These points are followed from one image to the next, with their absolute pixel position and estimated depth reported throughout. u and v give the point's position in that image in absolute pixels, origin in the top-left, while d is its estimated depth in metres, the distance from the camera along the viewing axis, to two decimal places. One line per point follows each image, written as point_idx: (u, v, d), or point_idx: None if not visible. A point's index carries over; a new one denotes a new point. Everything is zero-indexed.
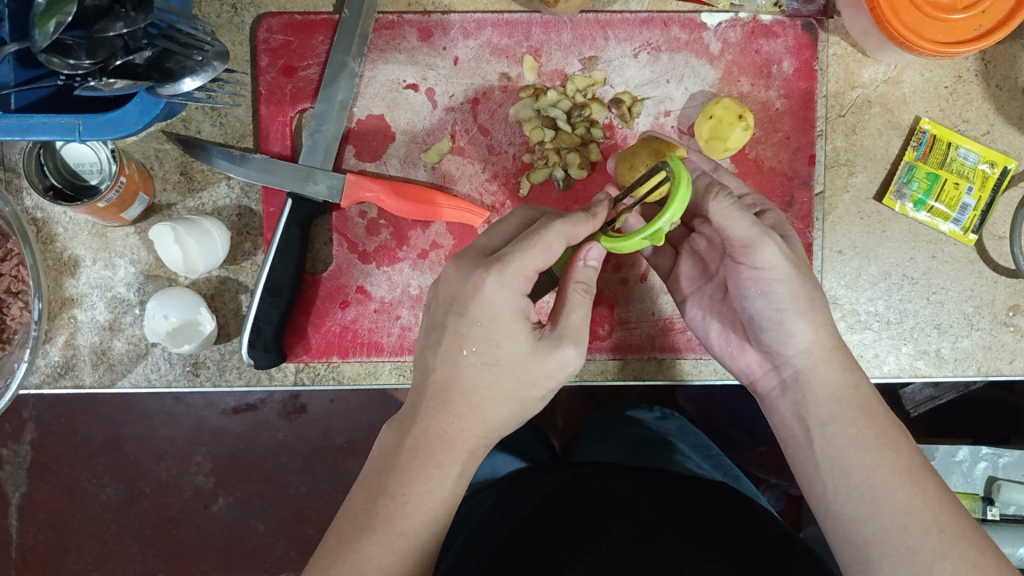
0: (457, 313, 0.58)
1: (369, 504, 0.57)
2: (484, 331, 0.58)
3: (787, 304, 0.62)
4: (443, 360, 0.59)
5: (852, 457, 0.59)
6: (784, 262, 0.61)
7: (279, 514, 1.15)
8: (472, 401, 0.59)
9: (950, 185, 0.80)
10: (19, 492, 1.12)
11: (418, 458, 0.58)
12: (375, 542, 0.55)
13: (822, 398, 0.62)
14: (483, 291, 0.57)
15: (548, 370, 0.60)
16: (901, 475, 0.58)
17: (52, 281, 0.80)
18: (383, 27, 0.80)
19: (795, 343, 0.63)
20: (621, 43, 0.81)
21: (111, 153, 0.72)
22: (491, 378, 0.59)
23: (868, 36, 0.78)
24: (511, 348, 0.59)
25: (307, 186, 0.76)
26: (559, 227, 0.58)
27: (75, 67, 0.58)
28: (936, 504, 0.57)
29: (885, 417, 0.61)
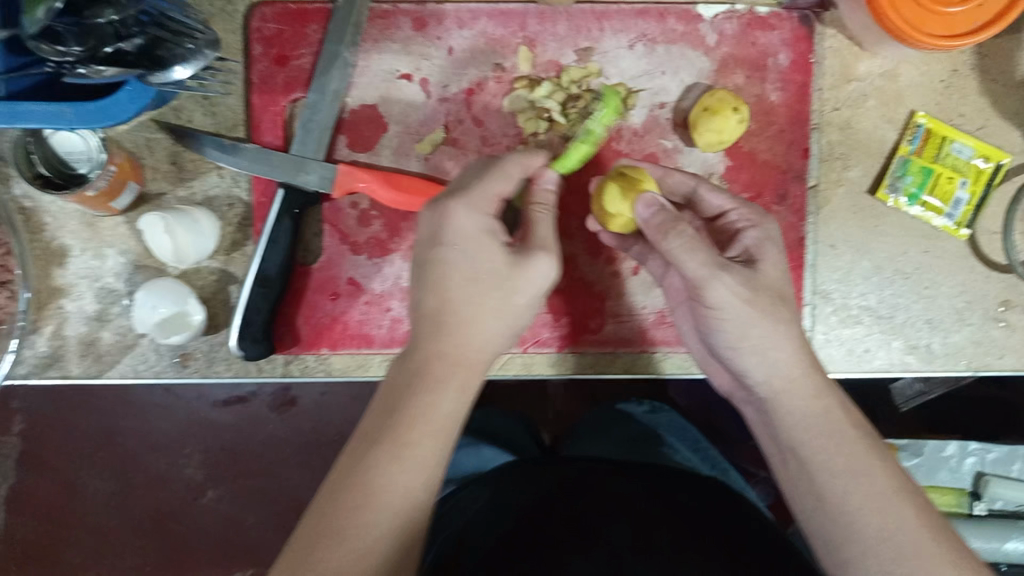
0: (434, 242, 0.62)
1: (373, 428, 0.55)
2: (463, 254, 0.61)
3: (740, 339, 0.63)
4: (430, 291, 0.61)
5: (826, 482, 0.59)
6: (738, 303, 0.62)
7: (270, 505, 1.14)
8: (464, 317, 0.60)
9: (944, 180, 0.80)
10: (7, 482, 1.11)
11: (418, 380, 0.57)
12: (384, 457, 0.53)
13: (790, 424, 0.62)
14: (449, 216, 0.61)
15: (531, 278, 0.61)
16: (878, 498, 0.58)
17: (40, 271, 0.79)
18: (377, 17, 0.80)
19: (754, 374, 0.64)
20: (617, 34, 0.80)
21: (101, 141, 0.71)
22: (477, 295, 0.60)
23: (864, 30, 0.78)
24: (490, 261, 0.61)
25: (299, 176, 0.75)
26: (516, 158, 0.65)
27: (65, 54, 0.57)
28: (916, 526, 0.56)
29: (859, 437, 0.61)
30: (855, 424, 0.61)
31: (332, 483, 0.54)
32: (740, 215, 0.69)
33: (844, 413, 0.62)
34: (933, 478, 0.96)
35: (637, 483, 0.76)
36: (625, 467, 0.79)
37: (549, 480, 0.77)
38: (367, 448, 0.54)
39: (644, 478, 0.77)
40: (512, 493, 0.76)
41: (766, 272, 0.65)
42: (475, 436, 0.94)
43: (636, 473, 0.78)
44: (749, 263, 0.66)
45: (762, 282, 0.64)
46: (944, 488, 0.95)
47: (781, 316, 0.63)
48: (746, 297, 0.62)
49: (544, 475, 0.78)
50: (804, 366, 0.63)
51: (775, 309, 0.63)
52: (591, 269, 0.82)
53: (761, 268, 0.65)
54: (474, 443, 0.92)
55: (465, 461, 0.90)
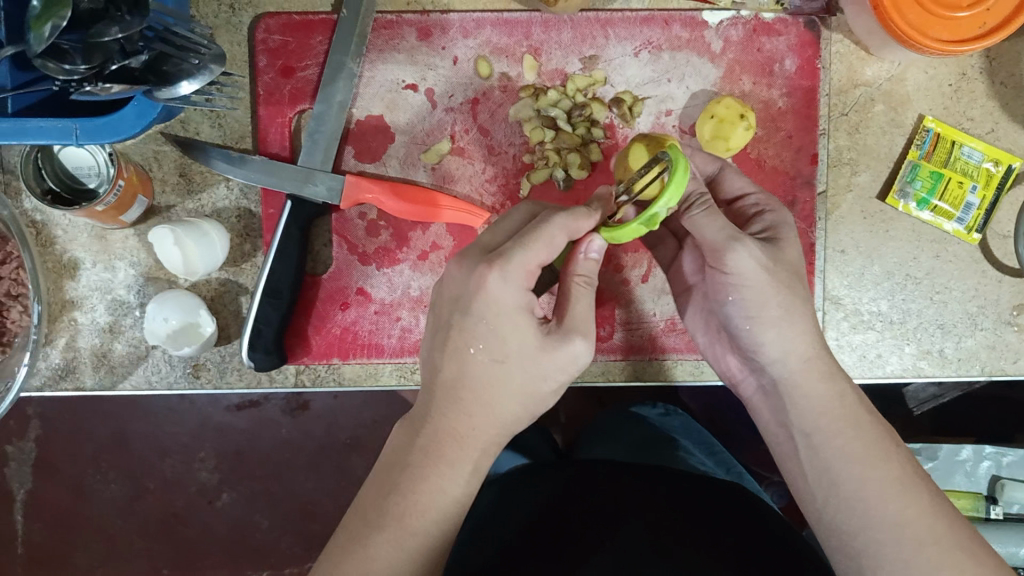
0: (463, 309, 0.58)
1: (376, 502, 0.57)
2: (491, 328, 0.58)
3: (759, 312, 0.62)
4: (451, 359, 0.59)
5: (841, 469, 0.59)
6: (758, 269, 0.60)
7: (284, 510, 1.15)
8: (483, 398, 0.58)
9: (954, 184, 0.79)
10: (24, 488, 1.12)
11: (428, 456, 0.57)
12: (384, 540, 0.55)
13: (803, 409, 0.62)
14: (485, 287, 0.57)
15: (558, 364, 0.60)
16: (891, 487, 0.57)
17: (52, 284, 0.80)
18: (381, 27, 0.80)
19: (768, 353, 0.62)
20: (622, 41, 0.80)
21: (110, 155, 0.72)
22: (501, 375, 0.58)
23: (871, 35, 0.77)
24: (519, 343, 0.58)
25: (307, 187, 0.75)
26: (561, 220, 0.58)
27: (71, 72, 0.58)
28: (930, 514, 0.56)
29: (874, 426, 0.60)
30: (870, 412, 0.61)
31: (336, 550, 0.56)
32: (759, 200, 0.67)
33: (858, 402, 0.62)
34: (948, 482, 0.95)
35: (647, 485, 0.75)
36: (634, 469, 0.78)
37: (558, 488, 0.77)
38: (368, 524, 0.56)
39: (653, 479, 0.76)
40: (522, 505, 0.76)
41: (787, 251, 0.63)
42: None
43: (644, 474, 0.77)
44: (770, 238, 0.64)
45: (784, 258, 0.62)
46: (958, 492, 0.94)
47: (799, 293, 0.62)
48: (767, 266, 0.61)
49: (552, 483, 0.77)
50: (819, 351, 0.62)
51: (794, 286, 0.61)
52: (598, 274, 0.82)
53: (782, 247, 0.63)
54: None
55: None
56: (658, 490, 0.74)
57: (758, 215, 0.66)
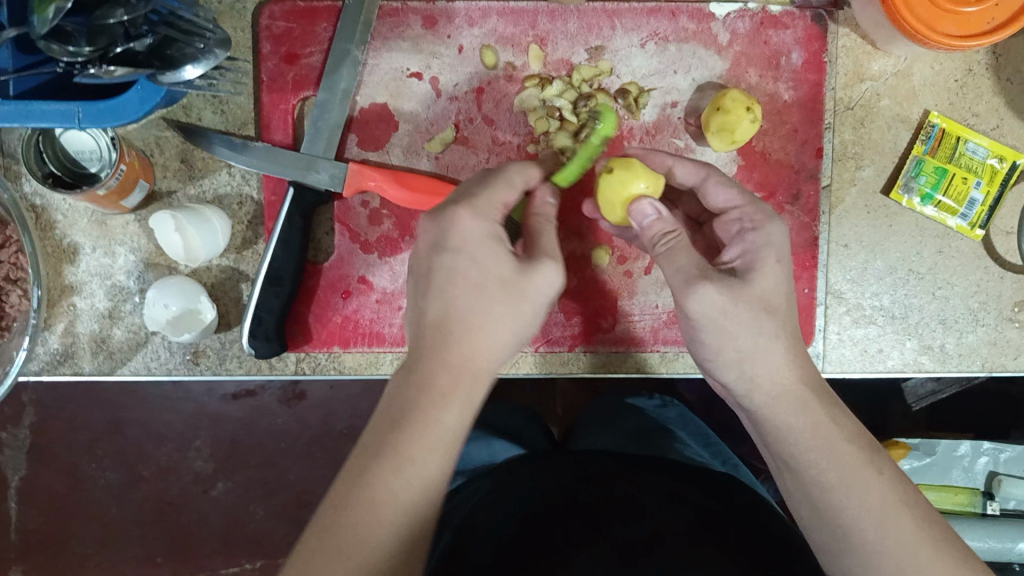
0: (437, 250, 0.60)
1: (378, 439, 0.54)
2: (468, 258, 0.59)
3: (722, 348, 0.62)
4: (434, 301, 0.59)
5: (819, 493, 0.58)
6: (716, 310, 0.60)
7: (279, 499, 1.15)
8: (469, 325, 0.58)
9: (958, 180, 0.79)
10: (18, 475, 1.11)
11: (425, 393, 0.56)
12: (383, 469, 0.52)
13: (780, 437, 0.61)
14: (459, 223, 0.60)
15: (533, 288, 0.61)
16: (872, 511, 0.56)
17: (52, 269, 0.79)
18: (387, 14, 0.79)
19: (737, 385, 0.63)
20: (629, 32, 0.79)
21: (111, 140, 0.71)
22: (481, 301, 0.59)
23: (878, 28, 0.77)
24: (499, 269, 0.60)
25: (309, 175, 0.75)
26: (518, 167, 0.67)
27: (75, 54, 0.57)
28: (913, 542, 0.55)
29: (855, 448, 0.59)
30: (850, 439, 0.59)
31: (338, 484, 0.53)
32: (743, 214, 0.65)
33: (837, 429, 0.60)
34: (946, 477, 0.95)
35: (647, 482, 0.75)
36: (631, 468, 0.77)
37: (550, 484, 0.76)
38: (365, 462, 0.53)
39: (656, 480, 0.75)
40: (514, 498, 0.74)
41: (760, 281, 0.61)
42: (484, 428, 0.94)
43: (644, 474, 0.76)
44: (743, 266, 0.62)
45: (755, 294, 0.60)
46: (954, 488, 0.94)
47: (767, 328, 0.60)
48: (732, 304, 0.60)
49: (542, 480, 0.76)
50: (797, 387, 0.61)
51: (758, 318, 0.60)
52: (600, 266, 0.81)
53: (753, 278, 0.61)
54: (485, 436, 0.92)
55: (478, 453, 0.90)
56: (658, 489, 0.74)
57: (739, 234, 0.64)
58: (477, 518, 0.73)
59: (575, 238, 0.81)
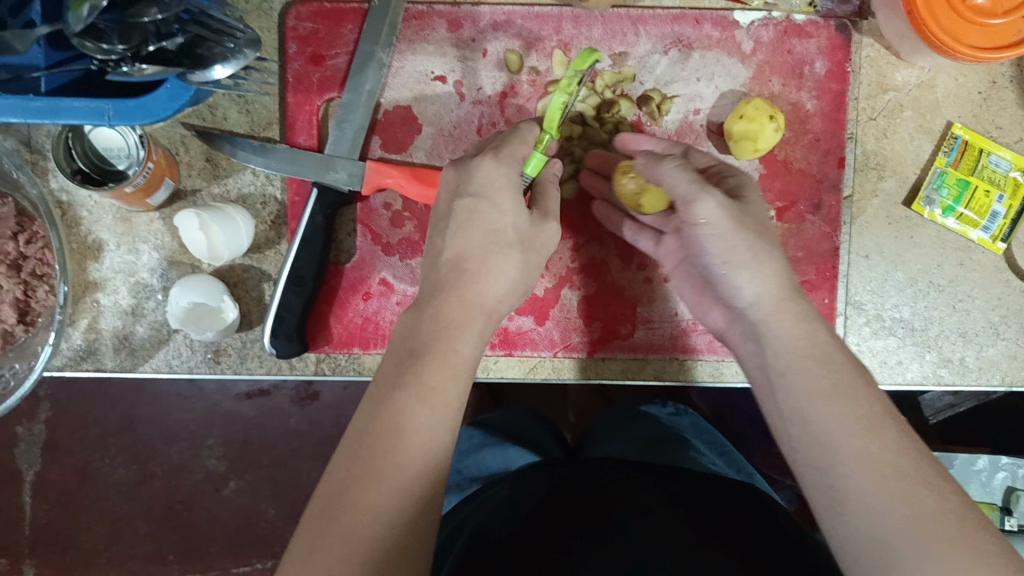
0: (460, 194, 0.65)
1: (395, 372, 0.56)
2: (491, 206, 0.64)
3: (732, 256, 0.62)
4: (451, 241, 0.63)
5: (808, 404, 0.53)
6: (722, 215, 0.63)
7: (290, 499, 1.16)
8: (484, 262, 0.63)
9: (980, 192, 0.79)
10: (32, 469, 1.12)
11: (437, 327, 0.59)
12: (407, 399, 0.53)
13: (775, 344, 0.58)
14: (484, 168, 0.64)
15: (542, 242, 0.67)
16: (856, 420, 0.50)
17: (76, 265, 0.80)
18: (412, 18, 0.80)
19: (745, 295, 0.62)
20: (653, 39, 0.80)
21: (139, 137, 0.72)
22: (492, 245, 0.63)
23: (903, 38, 0.77)
24: (512, 221, 0.64)
25: (328, 174, 0.75)
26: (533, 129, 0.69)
27: (109, 51, 0.58)
28: (895, 449, 0.49)
29: (847, 365, 0.54)
30: (842, 349, 0.56)
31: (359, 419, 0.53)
32: (720, 168, 0.70)
33: (832, 340, 0.56)
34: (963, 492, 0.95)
35: (658, 488, 0.75)
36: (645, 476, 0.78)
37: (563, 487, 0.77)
38: (385, 397, 0.53)
39: (668, 487, 0.76)
40: (527, 501, 0.75)
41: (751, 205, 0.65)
42: (499, 434, 0.94)
43: (656, 481, 0.77)
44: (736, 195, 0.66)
45: (749, 211, 0.64)
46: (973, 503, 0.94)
47: (767, 240, 0.63)
48: (730, 214, 0.63)
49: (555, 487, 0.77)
50: (792, 291, 0.61)
51: (759, 232, 0.63)
52: (620, 273, 0.82)
53: (748, 202, 0.65)
54: (499, 443, 0.92)
55: (491, 462, 0.90)
56: (669, 494, 0.74)
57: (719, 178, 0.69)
58: (495, 521, 0.74)
59: (595, 244, 0.82)
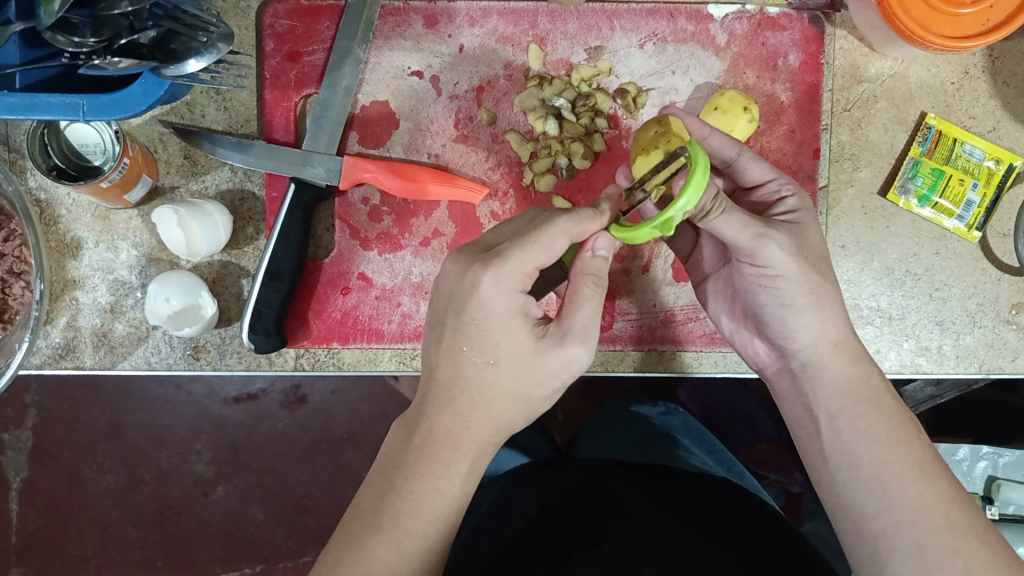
0: (458, 310, 0.57)
1: (374, 505, 0.58)
2: (483, 331, 0.57)
3: (793, 300, 0.63)
4: (445, 361, 0.59)
5: (863, 450, 0.61)
6: (789, 258, 0.61)
7: (279, 503, 1.15)
8: (477, 398, 0.58)
9: (955, 182, 0.79)
10: (19, 476, 1.12)
11: (424, 456, 0.58)
12: (381, 543, 0.56)
13: (831, 392, 0.63)
14: (479, 289, 0.56)
15: (551, 369, 0.58)
16: (912, 469, 0.59)
17: (54, 263, 0.80)
18: (388, 14, 0.80)
19: (799, 339, 0.64)
20: (628, 33, 0.80)
21: (116, 133, 0.71)
22: (497, 380, 0.58)
23: (875, 30, 0.78)
24: (517, 356, 0.58)
25: (305, 169, 0.76)
26: (564, 224, 0.56)
27: (80, 45, 0.59)
28: (947, 501, 0.58)
29: (897, 408, 0.62)
30: (893, 395, 0.63)
31: (338, 542, 0.58)
32: (780, 184, 0.67)
33: (886, 387, 0.63)
34: None
35: (653, 489, 0.75)
36: (642, 480, 0.76)
37: (555, 489, 0.76)
38: (364, 540, 0.57)
39: (666, 491, 0.75)
40: (520, 507, 0.75)
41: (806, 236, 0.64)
42: None
43: (655, 483, 0.76)
44: (793, 220, 0.65)
45: (808, 243, 0.63)
46: None
47: (827, 275, 0.63)
48: (797, 254, 0.61)
49: (548, 487, 0.76)
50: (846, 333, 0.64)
51: (820, 266, 0.63)
52: None
53: (805, 232, 0.64)
54: None
55: None
56: (665, 499, 0.73)
57: (778, 201, 0.67)
58: (485, 522, 0.75)
59: None
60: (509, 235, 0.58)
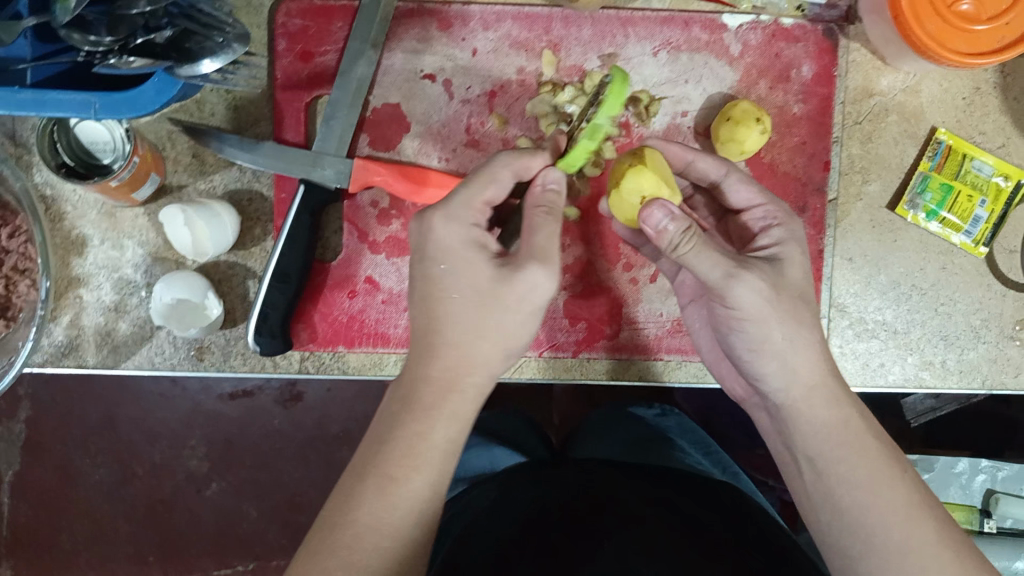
0: (421, 256, 0.61)
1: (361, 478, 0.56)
2: (450, 270, 0.60)
3: (762, 344, 0.63)
4: (421, 312, 0.60)
5: (844, 493, 0.60)
6: (761, 302, 0.61)
7: (271, 500, 1.14)
8: (453, 339, 0.59)
9: (963, 198, 0.80)
10: (11, 469, 1.11)
11: (407, 407, 0.57)
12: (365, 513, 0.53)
13: (808, 433, 0.62)
14: (431, 229, 0.61)
15: (517, 297, 0.59)
16: (897, 512, 0.58)
17: (59, 260, 0.79)
18: (402, 16, 0.80)
19: (772, 381, 0.64)
20: (642, 41, 0.80)
21: (126, 131, 0.71)
22: (464, 312, 0.59)
23: (889, 44, 0.78)
24: (485, 285, 0.59)
25: (315, 171, 0.75)
26: (506, 162, 0.63)
27: (95, 43, 0.59)
28: (936, 543, 0.57)
29: (880, 447, 0.61)
30: (876, 436, 0.62)
31: (328, 515, 0.55)
32: (767, 212, 0.68)
33: (864, 424, 0.62)
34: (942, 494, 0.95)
35: (648, 492, 0.75)
36: (637, 484, 0.76)
37: (550, 491, 0.76)
38: (352, 509, 0.55)
39: (661, 494, 0.75)
40: (517, 506, 0.75)
41: (790, 272, 0.64)
42: (486, 435, 0.94)
43: (648, 487, 0.76)
44: (774, 255, 0.65)
45: (789, 280, 0.63)
46: (952, 505, 0.95)
47: (802, 317, 0.63)
48: (768, 296, 0.61)
49: (546, 488, 0.77)
50: (823, 376, 0.63)
51: (796, 309, 0.62)
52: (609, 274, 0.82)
53: (786, 269, 0.63)
54: (487, 443, 0.92)
55: (477, 462, 0.90)
56: (659, 501, 0.73)
57: (765, 229, 0.67)
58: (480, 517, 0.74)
59: (582, 244, 0.82)
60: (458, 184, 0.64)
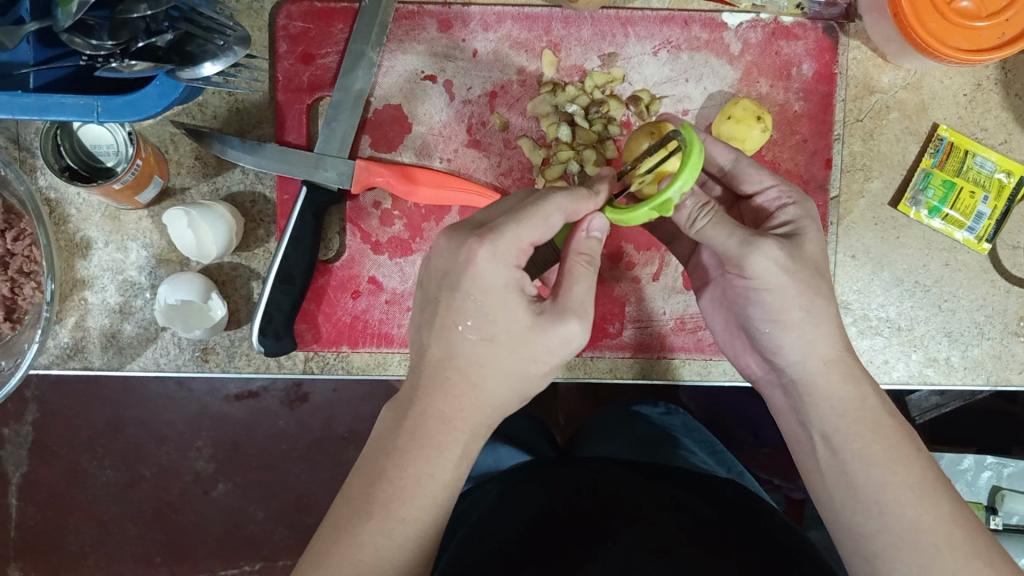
0: (451, 286, 0.56)
1: (364, 491, 0.57)
2: (479, 306, 0.56)
3: (783, 315, 0.62)
4: (437, 341, 0.57)
5: (861, 471, 0.60)
6: (777, 271, 0.60)
7: (278, 501, 1.15)
8: (470, 377, 0.57)
9: (965, 194, 0.79)
10: (19, 471, 1.11)
11: (416, 441, 0.57)
12: (370, 524, 0.55)
13: (823, 411, 0.63)
14: (474, 263, 0.55)
15: (549, 345, 0.57)
16: (912, 490, 0.58)
17: (64, 263, 0.80)
18: (403, 17, 0.80)
19: (789, 355, 0.64)
20: (642, 40, 0.80)
21: (129, 135, 0.71)
22: (490, 356, 0.57)
23: (890, 41, 0.78)
24: (516, 331, 0.56)
25: (318, 172, 0.75)
26: (559, 200, 0.56)
27: (98, 48, 0.58)
28: (949, 522, 0.57)
29: (895, 428, 0.61)
30: (891, 415, 0.62)
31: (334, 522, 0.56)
32: (780, 193, 0.66)
33: (882, 408, 0.62)
34: None
35: (654, 490, 0.75)
36: (643, 483, 0.76)
37: (555, 492, 0.75)
38: (352, 523, 0.56)
39: (667, 492, 0.74)
40: (524, 504, 0.74)
41: (807, 247, 0.62)
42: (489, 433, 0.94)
43: (655, 485, 0.75)
44: (792, 231, 0.63)
45: (807, 256, 0.61)
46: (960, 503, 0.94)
47: (821, 289, 0.62)
48: (787, 267, 0.60)
49: (551, 488, 0.76)
50: (839, 352, 0.63)
51: (815, 281, 0.61)
52: (611, 272, 0.82)
53: (803, 242, 0.62)
54: (491, 442, 0.92)
55: (481, 461, 0.90)
56: (666, 500, 0.73)
57: (778, 209, 0.66)
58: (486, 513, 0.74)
59: None
60: (502, 212, 0.57)
